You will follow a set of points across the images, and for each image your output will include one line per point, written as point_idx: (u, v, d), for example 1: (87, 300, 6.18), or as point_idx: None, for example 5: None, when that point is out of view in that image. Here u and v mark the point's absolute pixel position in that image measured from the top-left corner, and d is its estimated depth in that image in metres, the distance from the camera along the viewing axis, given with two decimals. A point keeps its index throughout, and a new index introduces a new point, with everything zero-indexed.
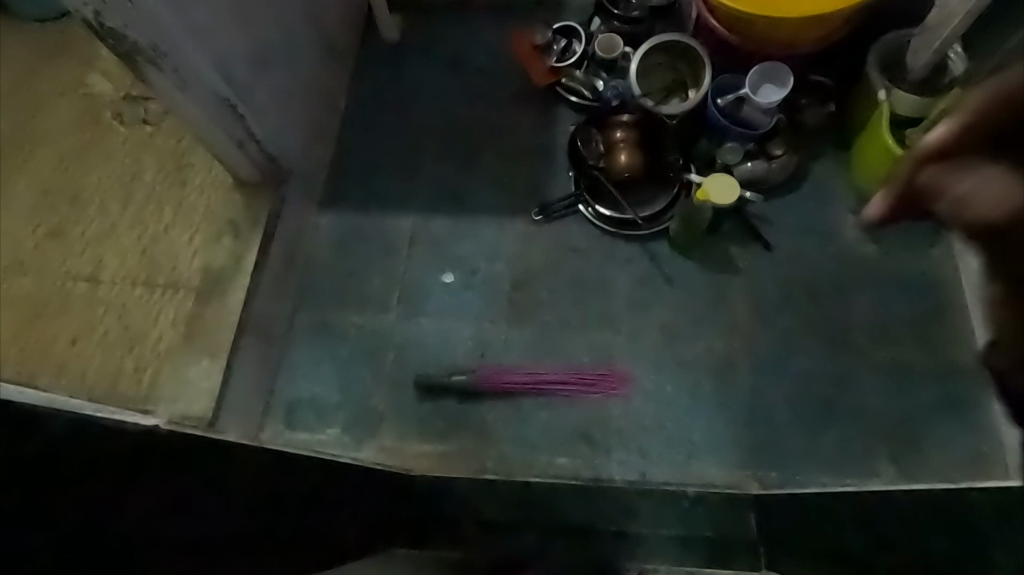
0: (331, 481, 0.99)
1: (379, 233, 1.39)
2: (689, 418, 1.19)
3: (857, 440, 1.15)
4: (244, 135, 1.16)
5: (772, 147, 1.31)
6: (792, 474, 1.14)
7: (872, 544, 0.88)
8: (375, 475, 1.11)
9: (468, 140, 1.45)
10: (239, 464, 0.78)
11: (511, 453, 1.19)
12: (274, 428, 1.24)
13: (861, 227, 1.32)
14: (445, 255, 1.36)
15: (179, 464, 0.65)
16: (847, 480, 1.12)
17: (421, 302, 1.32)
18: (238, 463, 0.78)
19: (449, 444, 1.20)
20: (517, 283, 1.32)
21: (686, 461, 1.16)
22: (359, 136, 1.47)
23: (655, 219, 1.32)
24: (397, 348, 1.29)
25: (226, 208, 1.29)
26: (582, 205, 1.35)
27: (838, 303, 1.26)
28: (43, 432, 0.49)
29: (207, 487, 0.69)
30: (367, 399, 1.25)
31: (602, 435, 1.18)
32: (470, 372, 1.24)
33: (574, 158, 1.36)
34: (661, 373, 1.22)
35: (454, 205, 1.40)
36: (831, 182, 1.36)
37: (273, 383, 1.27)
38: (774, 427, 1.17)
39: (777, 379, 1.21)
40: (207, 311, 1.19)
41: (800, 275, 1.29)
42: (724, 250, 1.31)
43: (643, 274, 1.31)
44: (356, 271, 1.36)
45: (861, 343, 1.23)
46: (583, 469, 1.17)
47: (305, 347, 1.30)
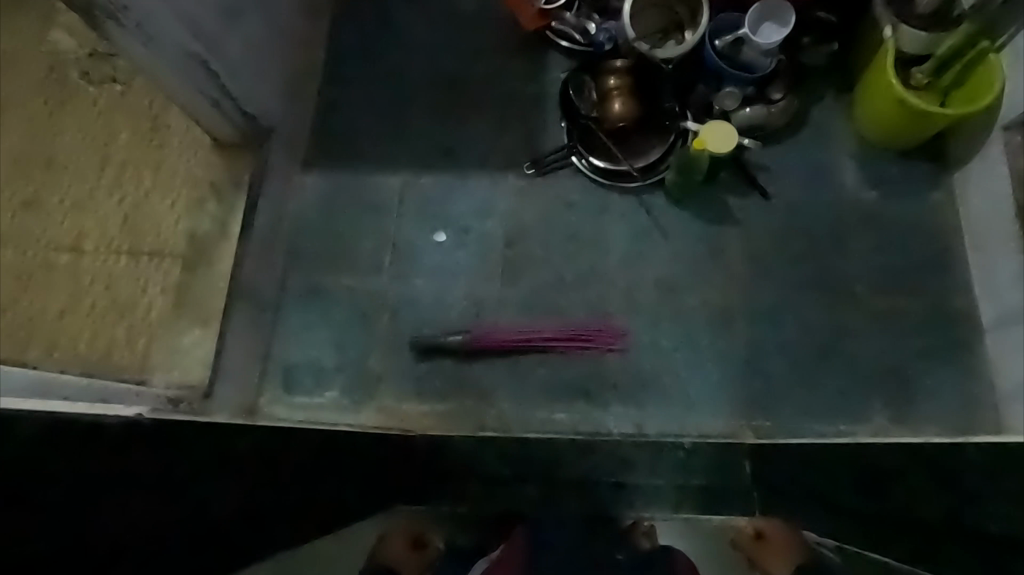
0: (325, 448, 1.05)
1: (369, 193, 1.35)
2: (685, 371, 1.19)
3: (851, 387, 1.17)
4: (220, 94, 1.11)
5: (772, 91, 1.27)
6: (787, 424, 1.16)
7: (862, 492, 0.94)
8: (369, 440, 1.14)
9: (456, 92, 1.39)
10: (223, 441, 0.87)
11: (509, 411, 1.19)
12: (273, 392, 1.24)
13: (860, 172, 1.29)
14: (437, 214, 1.33)
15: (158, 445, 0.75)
16: (840, 427, 1.14)
17: (413, 263, 1.30)
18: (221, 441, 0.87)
19: (448, 404, 1.21)
20: (511, 241, 1.30)
21: (683, 413, 1.17)
22: (342, 91, 1.41)
23: (650, 170, 1.29)
24: (392, 310, 1.28)
25: (206, 170, 1.24)
26: (575, 156, 1.31)
27: (835, 251, 1.25)
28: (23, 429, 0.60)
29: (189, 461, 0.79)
30: (364, 361, 1.25)
31: (599, 390, 1.19)
32: (466, 333, 1.22)
33: (566, 107, 1.31)
34: (658, 327, 1.22)
35: (444, 161, 1.36)
36: (830, 125, 1.32)
37: (270, 348, 1.27)
38: (770, 378, 1.18)
39: (773, 330, 1.21)
40: (196, 279, 1.17)
41: (798, 223, 1.27)
42: (722, 200, 1.28)
43: (639, 227, 1.28)
44: (347, 233, 1.33)
45: (859, 291, 1.22)
46: (581, 424, 1.18)
47: (299, 313, 1.29)
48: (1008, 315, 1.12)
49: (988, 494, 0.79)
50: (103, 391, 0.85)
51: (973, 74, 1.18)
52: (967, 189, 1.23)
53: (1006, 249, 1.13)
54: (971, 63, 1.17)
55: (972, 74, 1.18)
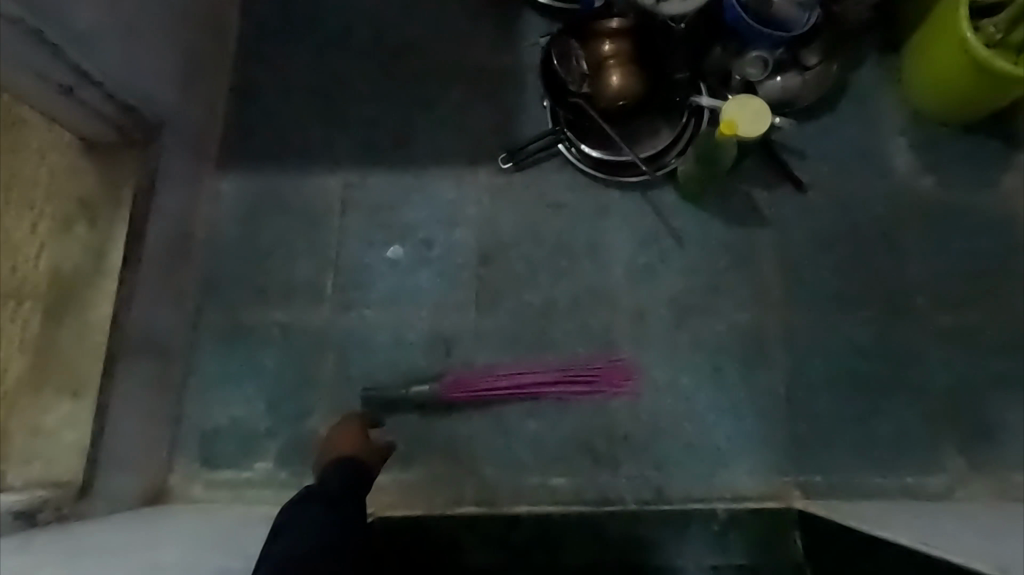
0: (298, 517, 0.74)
1: (301, 199, 1.06)
2: (713, 416, 0.95)
3: (918, 426, 0.94)
4: (75, 77, 0.79)
5: (806, 54, 1.00)
6: (842, 479, 0.92)
7: None
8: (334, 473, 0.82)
9: (407, 67, 1.09)
10: None
11: (492, 478, 0.94)
12: (187, 466, 0.97)
13: (915, 154, 1.05)
14: (390, 224, 1.04)
15: None
16: (909, 478, 0.91)
17: (363, 289, 1.02)
18: None
19: (414, 472, 0.94)
20: (485, 256, 1.02)
21: (712, 470, 0.93)
22: (262, 70, 1.11)
23: (657, 159, 1.02)
24: (337, 352, 1.00)
25: (73, 183, 0.92)
26: (563, 145, 1.04)
27: (889, 254, 1.01)
28: None
29: None
30: (304, 420, 0.98)
31: (606, 445, 0.94)
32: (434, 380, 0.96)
33: (548, 82, 1.02)
34: (676, 361, 0.97)
35: (396, 156, 1.06)
36: (873, 96, 1.07)
37: (181, 408, 0.99)
38: (817, 420, 0.94)
39: (818, 358, 0.97)
40: (62, 332, 0.86)
41: (842, 221, 1.02)
42: (748, 195, 1.03)
43: (647, 234, 1.02)
44: (274, 253, 1.04)
45: (920, 304, 0.98)
46: (586, 491, 0.93)
47: (217, 360, 1.01)
48: None
49: None
50: None
51: None
52: None
53: None
54: None
55: None
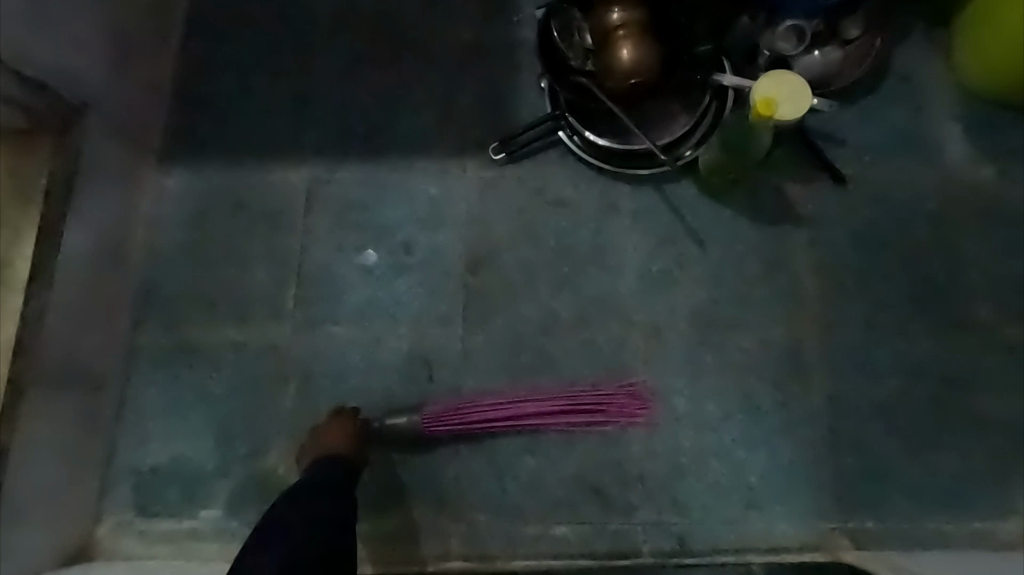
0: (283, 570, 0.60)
1: (258, 196, 0.90)
2: (744, 450, 0.80)
3: (985, 461, 0.79)
4: None
5: (847, 25, 0.87)
6: (898, 526, 0.78)
7: None
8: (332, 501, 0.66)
9: (382, 41, 0.94)
10: None
11: (484, 526, 0.79)
12: (120, 515, 0.82)
13: (972, 141, 0.90)
14: (362, 225, 0.89)
15: None
16: (977, 523, 0.77)
17: (331, 302, 0.87)
18: None
19: (392, 520, 0.80)
20: (474, 263, 0.87)
21: (744, 515, 0.78)
22: (211, 45, 0.95)
23: (674, 148, 0.87)
24: (300, 377, 0.85)
25: None
26: (563, 132, 0.89)
27: (945, 258, 0.86)
28: None
29: None
30: (261, 458, 0.83)
31: (618, 487, 0.79)
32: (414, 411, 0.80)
33: (547, 59, 0.87)
34: (700, 385, 0.82)
35: (370, 145, 0.91)
36: (923, 75, 0.93)
37: (114, 445, 0.83)
38: (867, 454, 0.80)
39: (866, 381, 0.82)
40: None
41: (890, 220, 0.88)
42: (779, 189, 0.88)
43: (663, 235, 0.87)
44: (226, 260, 0.89)
45: (984, 316, 0.84)
46: (595, 541, 0.78)
47: (158, 387, 0.85)
48: None
49: None
50: None
51: None
52: None
53: None
54: None
55: None
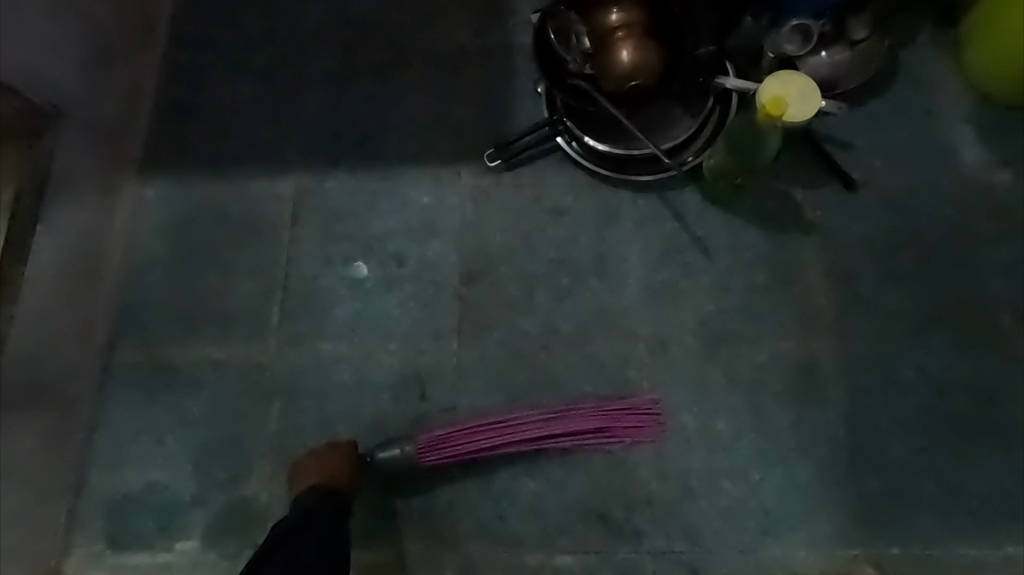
0: None
1: (241, 207, 0.86)
2: (757, 471, 0.75)
3: (1016, 480, 0.74)
4: None
5: (854, 24, 0.84)
6: (924, 551, 0.72)
7: None
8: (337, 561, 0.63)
9: (373, 46, 0.90)
10: None
11: (480, 556, 0.74)
12: (89, 548, 0.76)
13: (985, 145, 0.87)
14: (350, 236, 0.85)
15: None
16: (1009, 547, 0.72)
17: (318, 317, 0.82)
18: None
19: (381, 551, 0.74)
20: (469, 274, 0.83)
21: (760, 542, 0.73)
22: (194, 51, 0.91)
23: (676, 153, 0.84)
24: (284, 397, 0.80)
25: None
26: (561, 137, 0.85)
27: (963, 264, 0.82)
28: None
29: None
30: (241, 485, 0.77)
31: (625, 513, 0.74)
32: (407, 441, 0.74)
33: (543, 61, 0.83)
34: (709, 401, 0.78)
35: (360, 153, 0.87)
36: (933, 78, 0.89)
37: (84, 472, 0.78)
38: (888, 475, 0.75)
39: (884, 397, 0.77)
40: None
41: (903, 226, 0.84)
42: (787, 195, 0.84)
43: (667, 244, 0.83)
44: (207, 274, 0.84)
45: (1006, 325, 0.80)
46: (599, 571, 0.73)
47: (133, 409, 0.80)
48: None
49: None
50: None
51: None
52: None
53: None
54: None
55: None
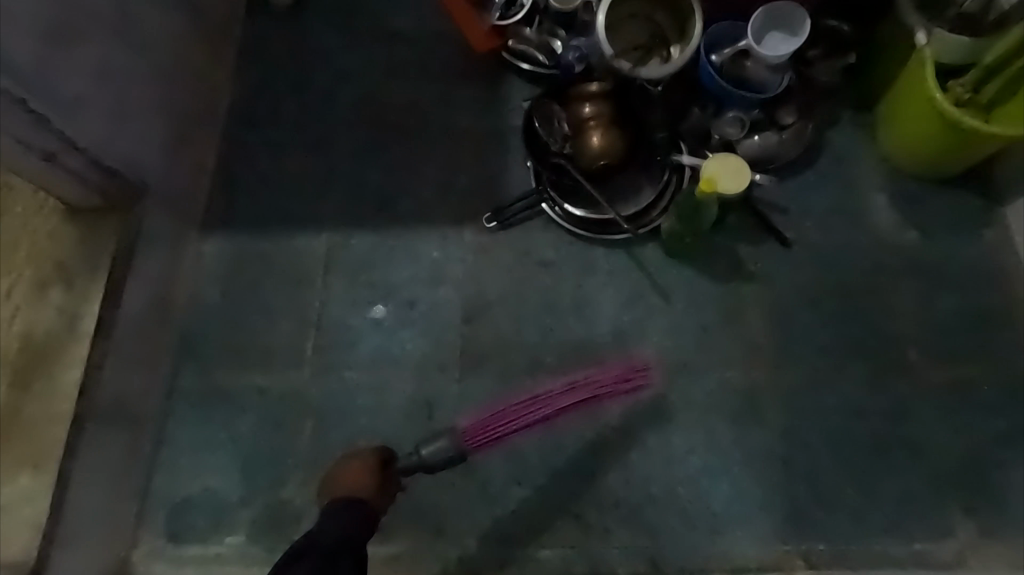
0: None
1: (284, 260, 1.05)
2: (707, 479, 0.91)
3: (922, 489, 0.89)
4: (56, 142, 0.81)
5: (782, 114, 1.03)
6: (847, 547, 0.87)
7: None
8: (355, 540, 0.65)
9: (395, 128, 1.11)
10: None
11: (476, 549, 0.89)
12: (152, 542, 0.91)
13: (896, 210, 1.05)
14: (373, 283, 1.03)
15: None
16: (916, 544, 0.86)
17: (346, 349, 1.00)
18: None
19: (394, 545, 0.89)
20: (470, 314, 1.01)
21: (709, 538, 0.88)
22: (248, 132, 1.12)
23: (639, 218, 1.01)
24: (317, 417, 0.97)
25: (53, 247, 0.91)
26: (546, 203, 1.04)
27: (878, 307, 0.99)
28: None
29: None
30: (280, 489, 0.93)
31: (597, 514, 0.89)
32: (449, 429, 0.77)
33: (531, 143, 1.03)
34: (668, 421, 0.94)
35: (382, 215, 1.07)
36: (853, 154, 1.09)
37: (150, 478, 0.94)
38: (818, 483, 0.90)
39: (813, 418, 0.93)
40: (28, 400, 0.82)
41: (829, 275, 1.01)
42: (732, 250, 1.02)
43: (633, 290, 1.01)
44: (255, 314, 1.02)
45: (914, 358, 0.96)
46: (576, 562, 0.88)
47: (192, 426, 0.97)
48: None
49: None
50: None
51: None
52: None
53: None
54: None
55: None
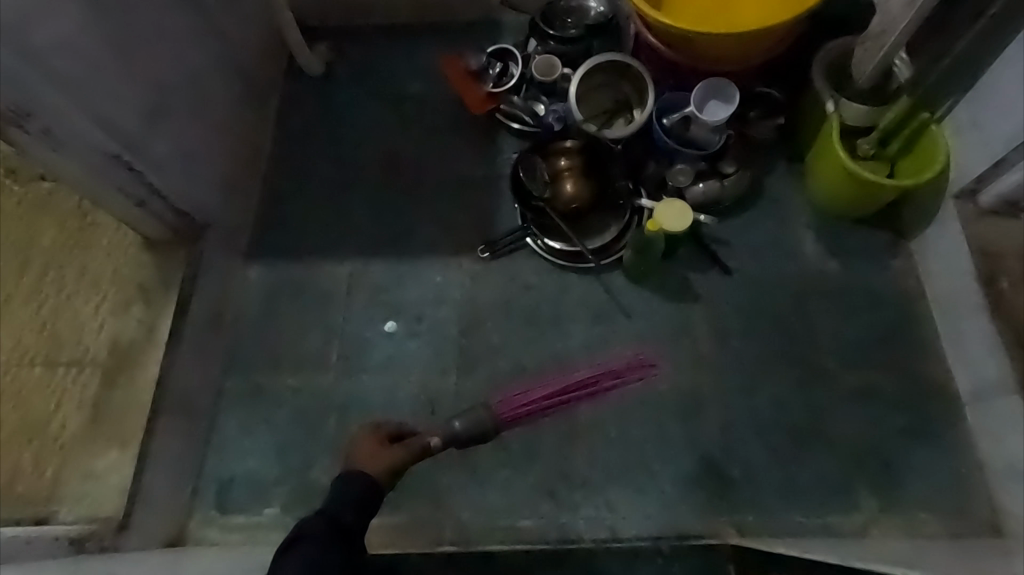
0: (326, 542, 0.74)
1: (313, 283, 1.28)
2: (658, 463, 1.11)
3: (834, 472, 1.09)
4: (146, 193, 1.03)
5: (724, 165, 1.24)
6: (771, 519, 1.06)
7: None
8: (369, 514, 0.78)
9: (407, 175, 1.35)
10: None
11: (468, 519, 1.09)
12: (205, 513, 1.12)
13: (819, 243, 1.26)
14: (386, 302, 1.26)
15: None
16: (827, 518, 1.06)
17: (363, 357, 1.22)
18: None
19: (402, 516, 1.09)
20: (466, 329, 1.23)
21: (658, 511, 1.08)
22: (285, 177, 1.36)
23: (605, 250, 1.25)
24: (339, 412, 1.18)
25: (134, 272, 1.13)
26: (530, 238, 1.27)
27: (803, 324, 1.20)
28: None
29: None
30: (309, 470, 1.14)
31: (567, 491, 1.09)
32: (482, 406, 0.92)
33: (517, 189, 1.26)
34: (627, 416, 1.14)
35: (395, 247, 1.29)
36: (786, 197, 1.30)
37: (203, 461, 1.15)
38: (749, 467, 1.10)
39: (746, 415, 1.14)
40: (116, 392, 1.04)
41: (763, 297, 1.22)
42: (682, 277, 1.24)
43: (601, 309, 1.23)
44: (290, 327, 1.25)
45: (831, 366, 1.17)
46: (549, 530, 1.07)
47: (238, 419, 1.18)
48: (986, 388, 1.06)
49: None
50: None
51: (918, 144, 1.18)
52: (926, 256, 1.20)
53: (974, 317, 1.08)
54: (914, 133, 1.16)
55: (916, 143, 1.18)
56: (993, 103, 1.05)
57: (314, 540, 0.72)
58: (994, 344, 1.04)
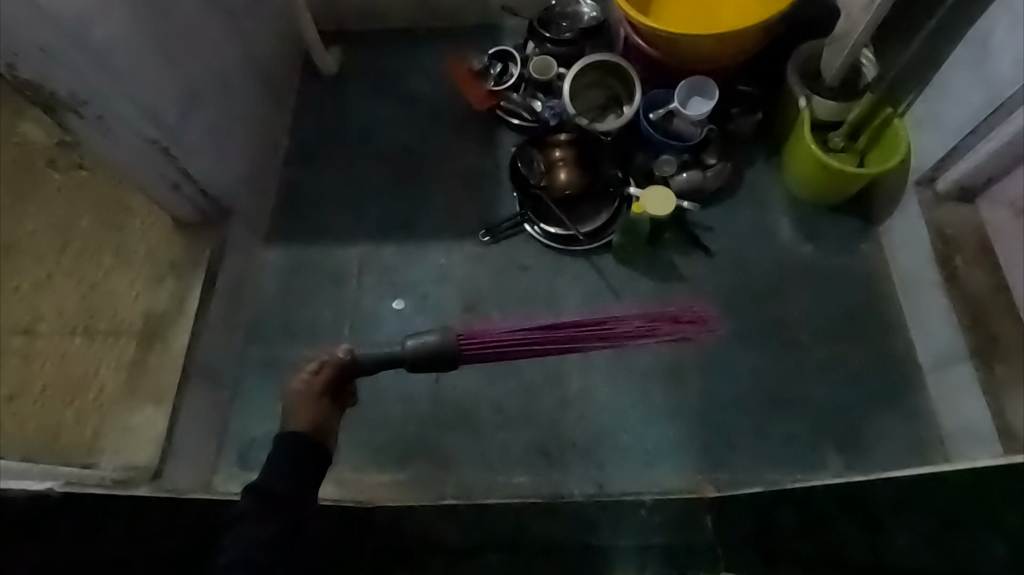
0: (276, 500, 0.74)
1: (327, 264, 1.38)
2: (643, 426, 1.21)
3: (803, 436, 1.20)
4: (180, 176, 1.14)
5: (706, 157, 1.35)
6: (744, 475, 1.18)
7: (936, 533, 0.76)
8: (308, 454, 0.78)
9: (414, 166, 1.45)
10: (188, 542, 0.93)
11: (468, 476, 1.19)
12: (228, 470, 1.24)
13: (795, 228, 1.36)
14: (394, 281, 1.36)
15: (185, 548, 0.92)
16: (797, 475, 1.17)
17: (373, 331, 1.33)
18: (178, 531, 0.92)
19: (406, 473, 1.19)
20: (469, 306, 1.34)
21: (643, 468, 1.18)
22: (302, 166, 1.47)
23: (597, 234, 1.35)
24: None
25: (166, 251, 1.25)
26: (528, 224, 1.37)
27: (779, 303, 1.30)
28: (103, 521, 0.81)
29: (174, 542, 0.91)
30: None
31: (559, 451, 1.20)
32: (442, 330, 0.92)
33: (515, 178, 1.37)
34: (615, 384, 1.24)
35: (402, 233, 1.40)
36: (765, 187, 1.39)
37: (226, 424, 1.27)
38: (727, 432, 1.21)
39: (723, 383, 1.24)
40: (151, 356, 1.16)
41: (741, 279, 1.32)
42: (668, 259, 1.35)
43: (592, 289, 1.34)
44: (306, 302, 1.35)
45: (802, 339, 1.27)
46: (542, 486, 1.18)
47: (256, 386, 1.30)
48: (943, 358, 1.16)
49: (993, 531, 0.69)
50: (39, 472, 0.86)
51: (884, 136, 1.27)
52: (892, 240, 1.30)
53: (931, 295, 1.18)
54: (881, 127, 1.26)
55: (883, 135, 1.27)
56: (945, 98, 1.16)
57: (253, 514, 0.73)
58: (949, 318, 1.13)
